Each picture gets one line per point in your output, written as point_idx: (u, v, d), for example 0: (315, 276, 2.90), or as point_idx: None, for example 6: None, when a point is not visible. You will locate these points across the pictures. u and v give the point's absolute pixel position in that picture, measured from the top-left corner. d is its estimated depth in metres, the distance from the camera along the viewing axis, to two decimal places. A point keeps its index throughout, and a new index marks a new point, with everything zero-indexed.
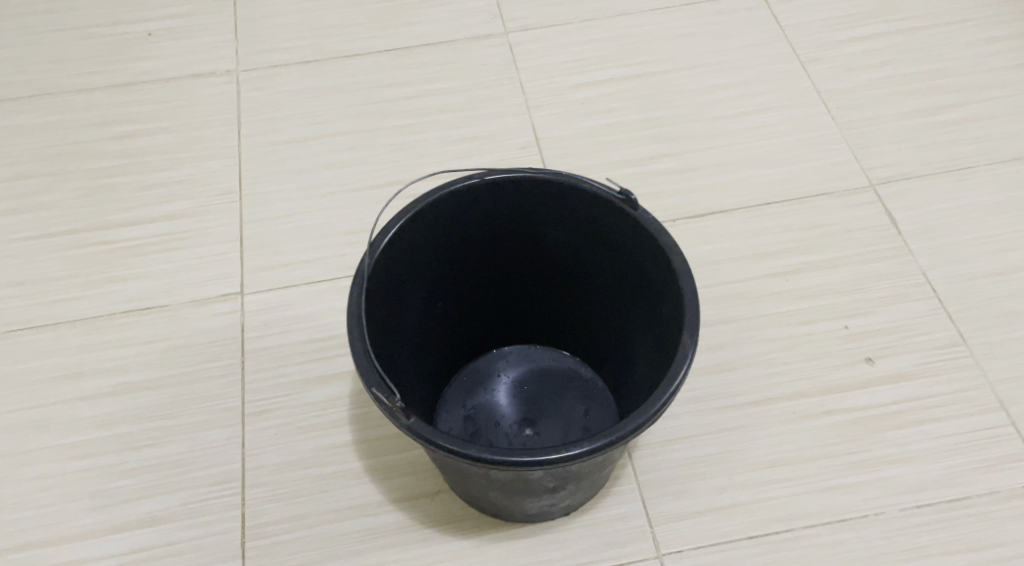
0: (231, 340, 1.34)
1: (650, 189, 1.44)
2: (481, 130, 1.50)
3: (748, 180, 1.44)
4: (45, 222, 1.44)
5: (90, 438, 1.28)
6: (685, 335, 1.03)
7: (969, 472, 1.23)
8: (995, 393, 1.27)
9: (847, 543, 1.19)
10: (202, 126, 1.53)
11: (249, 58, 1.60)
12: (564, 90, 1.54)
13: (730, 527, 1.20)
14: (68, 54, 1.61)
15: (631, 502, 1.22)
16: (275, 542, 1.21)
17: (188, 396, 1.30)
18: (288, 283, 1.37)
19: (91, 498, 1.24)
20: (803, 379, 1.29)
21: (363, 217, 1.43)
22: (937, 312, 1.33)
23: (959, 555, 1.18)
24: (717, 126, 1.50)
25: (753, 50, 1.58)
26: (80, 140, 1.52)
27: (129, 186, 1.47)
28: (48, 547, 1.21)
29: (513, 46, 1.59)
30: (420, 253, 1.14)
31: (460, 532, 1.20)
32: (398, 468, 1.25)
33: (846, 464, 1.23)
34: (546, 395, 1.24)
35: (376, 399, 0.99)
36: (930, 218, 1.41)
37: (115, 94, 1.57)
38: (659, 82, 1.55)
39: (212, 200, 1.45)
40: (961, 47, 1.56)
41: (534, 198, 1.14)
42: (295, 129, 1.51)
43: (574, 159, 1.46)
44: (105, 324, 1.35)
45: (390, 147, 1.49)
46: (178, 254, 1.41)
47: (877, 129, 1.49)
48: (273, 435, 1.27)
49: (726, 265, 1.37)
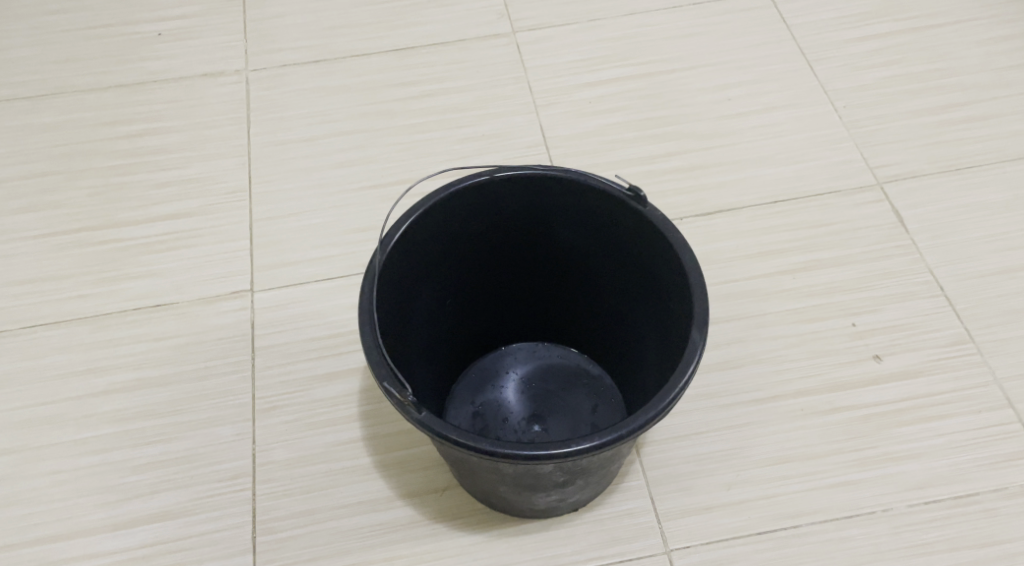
0: (242, 337, 1.34)
1: (658, 187, 1.45)
2: (489, 129, 1.51)
3: (754, 179, 1.45)
4: (56, 220, 1.45)
5: (102, 434, 1.29)
6: (694, 331, 1.04)
7: (977, 469, 1.23)
8: (1001, 390, 1.28)
9: (855, 539, 1.19)
10: (212, 125, 1.54)
11: (257, 58, 1.61)
12: (572, 89, 1.55)
13: (738, 523, 1.21)
14: (80, 54, 1.62)
15: (639, 498, 1.22)
16: (285, 536, 1.22)
17: (197, 393, 1.31)
18: (297, 280, 1.38)
19: (103, 493, 1.25)
20: (810, 376, 1.29)
21: (372, 215, 1.44)
22: (943, 309, 1.33)
23: (966, 551, 1.19)
24: (724, 124, 1.50)
25: (760, 50, 1.59)
26: (91, 139, 1.53)
27: (139, 185, 1.48)
28: (59, 541, 1.22)
29: (520, 46, 1.60)
30: (430, 248, 1.15)
31: (468, 528, 1.21)
32: (406, 464, 1.26)
33: (854, 460, 1.24)
34: (553, 392, 1.25)
35: (388, 393, 1.00)
36: (937, 217, 1.41)
37: (126, 93, 1.58)
38: (666, 81, 1.55)
39: (221, 199, 1.46)
40: (968, 46, 1.57)
41: (545, 195, 1.15)
42: (304, 128, 1.52)
43: (582, 157, 1.47)
44: (116, 321, 1.36)
45: (399, 146, 1.50)
46: (188, 252, 1.42)
47: (883, 128, 1.49)
48: (283, 431, 1.28)
49: (733, 264, 1.38)
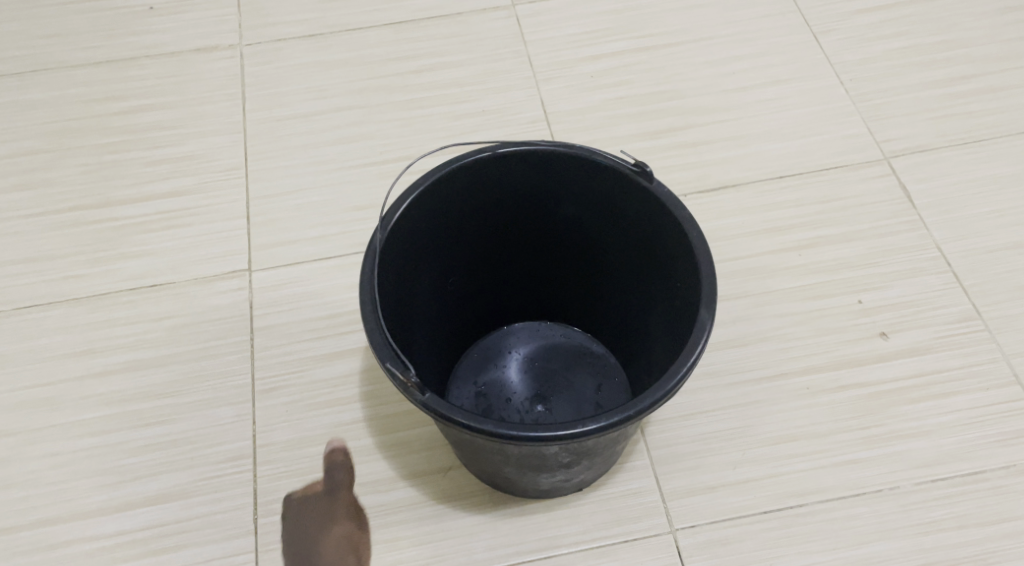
0: (240, 318, 1.33)
1: (661, 163, 1.43)
2: (490, 104, 1.48)
3: (759, 154, 1.43)
4: (49, 199, 1.43)
5: (98, 416, 1.27)
6: (702, 309, 1.02)
7: (986, 446, 1.22)
8: (1010, 367, 1.27)
9: (862, 518, 1.19)
10: (206, 101, 1.51)
11: (252, 32, 1.58)
12: (574, 62, 1.52)
13: (743, 502, 1.20)
14: (70, 29, 1.59)
15: (643, 478, 1.21)
16: (287, 518, 1.20)
17: (196, 374, 1.29)
18: (296, 260, 1.36)
19: (101, 475, 1.24)
20: (817, 354, 1.28)
21: (370, 193, 1.41)
22: (951, 285, 1.32)
23: (974, 528, 1.18)
24: (728, 98, 1.48)
25: (763, 22, 1.56)
26: (83, 116, 1.50)
27: (134, 162, 1.45)
28: (58, 524, 1.21)
29: (520, 19, 1.57)
30: (431, 225, 1.12)
31: (472, 508, 1.20)
32: (410, 445, 1.24)
33: (860, 438, 1.23)
34: (557, 371, 1.24)
35: (391, 373, 0.99)
36: (944, 191, 1.39)
37: (119, 68, 1.55)
38: (669, 54, 1.53)
39: (218, 176, 1.44)
40: (976, 17, 1.55)
41: (548, 171, 1.13)
42: (301, 104, 1.50)
43: (584, 133, 1.45)
44: (112, 301, 1.34)
45: (398, 122, 1.47)
46: (184, 230, 1.39)
47: (890, 102, 1.47)
48: (283, 412, 1.26)
49: (738, 241, 1.36)
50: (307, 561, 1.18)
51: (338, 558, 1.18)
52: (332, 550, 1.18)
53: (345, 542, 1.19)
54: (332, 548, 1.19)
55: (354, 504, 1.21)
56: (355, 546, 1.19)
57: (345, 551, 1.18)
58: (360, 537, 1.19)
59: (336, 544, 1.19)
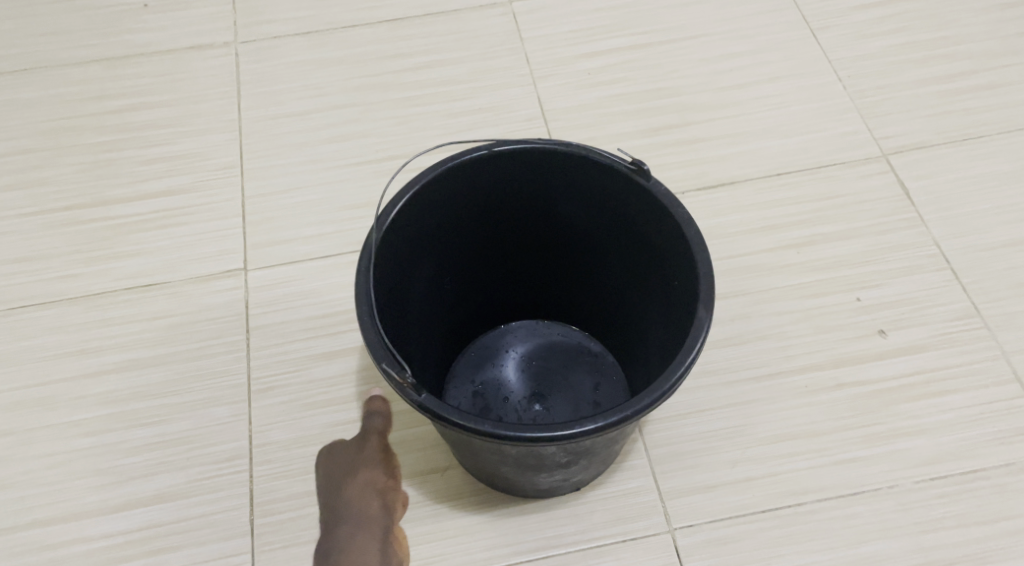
0: (235, 317, 1.32)
1: (659, 161, 1.42)
2: (487, 101, 1.48)
3: (758, 151, 1.42)
4: (43, 198, 1.42)
5: (94, 416, 1.26)
6: (701, 308, 1.01)
7: (985, 444, 1.22)
8: (1009, 364, 1.26)
9: (861, 516, 1.18)
10: (201, 99, 1.50)
11: (248, 30, 1.57)
12: (571, 60, 1.51)
13: (743, 501, 1.19)
14: (64, 26, 1.58)
15: (642, 477, 1.20)
16: (284, 519, 1.20)
17: (192, 373, 1.29)
18: (292, 259, 1.36)
19: (97, 476, 1.23)
20: (815, 351, 1.27)
21: (367, 191, 1.41)
22: (950, 282, 1.31)
23: (974, 527, 1.18)
24: (726, 95, 1.48)
25: (761, 19, 1.55)
26: (78, 115, 1.49)
27: (128, 161, 1.45)
28: (53, 526, 1.20)
29: (517, 15, 1.56)
30: (427, 224, 1.12)
31: (470, 508, 1.19)
32: (408, 444, 1.24)
33: (859, 437, 1.22)
34: (554, 371, 1.23)
35: (387, 373, 0.98)
36: (943, 188, 1.39)
37: (113, 66, 1.54)
38: (666, 51, 1.52)
39: (213, 174, 1.43)
40: (974, 13, 1.54)
41: (545, 168, 1.12)
42: (297, 102, 1.49)
43: (581, 130, 1.44)
44: (107, 301, 1.33)
45: (395, 120, 1.47)
46: (180, 229, 1.39)
47: (888, 98, 1.47)
48: (280, 412, 1.26)
49: (736, 238, 1.36)
50: (334, 503, 1.20)
51: (364, 502, 1.20)
52: (361, 495, 1.21)
53: (371, 487, 1.21)
54: (359, 492, 1.21)
55: (384, 451, 1.23)
56: (383, 491, 1.21)
57: (372, 496, 1.21)
58: (389, 484, 1.21)
59: (364, 489, 1.21)
